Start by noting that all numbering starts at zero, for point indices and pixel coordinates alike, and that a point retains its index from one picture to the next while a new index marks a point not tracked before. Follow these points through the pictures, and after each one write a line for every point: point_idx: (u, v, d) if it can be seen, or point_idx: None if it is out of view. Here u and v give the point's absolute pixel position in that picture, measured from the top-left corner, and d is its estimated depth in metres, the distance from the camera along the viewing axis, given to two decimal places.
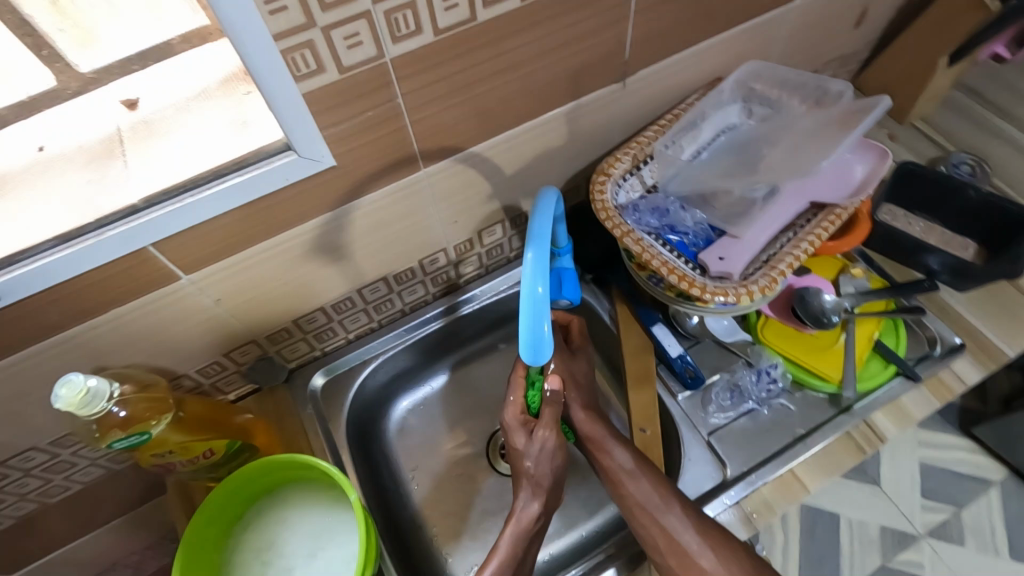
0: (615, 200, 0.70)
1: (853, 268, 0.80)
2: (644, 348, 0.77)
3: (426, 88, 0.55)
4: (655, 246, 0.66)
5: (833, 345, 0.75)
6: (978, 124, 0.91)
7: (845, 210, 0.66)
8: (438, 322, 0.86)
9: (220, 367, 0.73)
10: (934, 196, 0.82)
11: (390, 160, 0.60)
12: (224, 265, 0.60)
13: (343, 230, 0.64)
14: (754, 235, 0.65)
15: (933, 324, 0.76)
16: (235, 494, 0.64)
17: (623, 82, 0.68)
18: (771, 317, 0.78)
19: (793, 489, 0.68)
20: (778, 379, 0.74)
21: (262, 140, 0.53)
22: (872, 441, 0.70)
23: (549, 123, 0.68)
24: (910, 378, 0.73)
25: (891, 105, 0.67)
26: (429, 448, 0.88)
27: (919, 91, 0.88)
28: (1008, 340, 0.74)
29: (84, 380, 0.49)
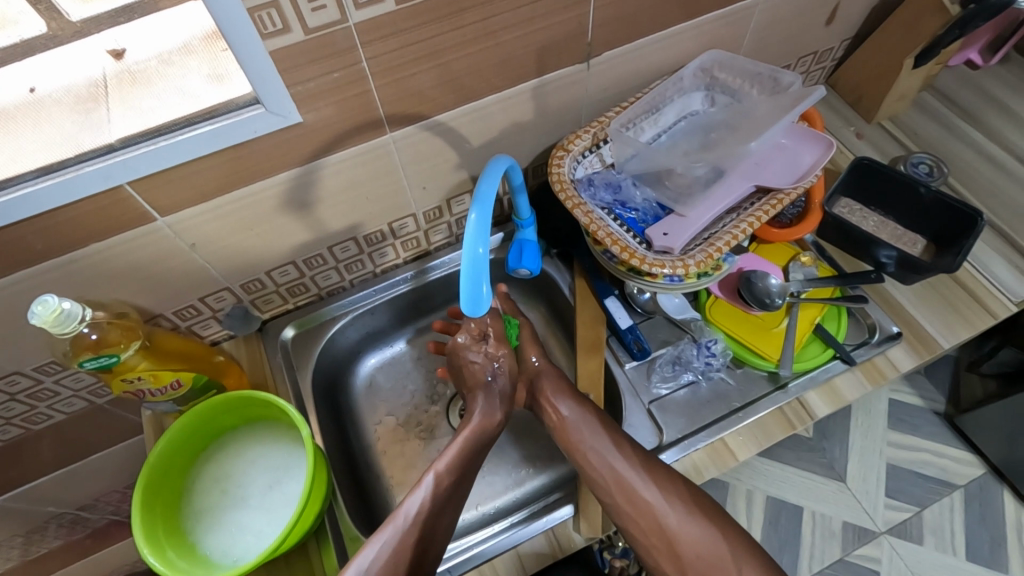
0: (572, 174, 0.74)
1: (803, 256, 0.83)
2: (596, 319, 0.82)
3: (390, 54, 0.59)
4: (604, 220, 0.70)
5: (776, 327, 0.79)
6: (945, 127, 0.94)
7: (789, 194, 0.69)
8: (407, 285, 0.91)
9: (196, 311, 0.77)
10: (888, 192, 0.85)
11: (359, 120, 0.64)
12: (199, 210, 0.64)
13: (313, 186, 0.69)
14: (698, 214, 0.70)
15: (874, 313, 0.80)
16: (197, 427, 0.69)
17: (588, 63, 0.72)
18: (720, 298, 0.82)
19: (723, 457, 0.72)
20: (717, 355, 0.78)
21: (233, 93, 0.57)
22: (803, 418, 0.74)
23: (516, 97, 0.71)
24: (846, 362, 0.76)
25: (825, 94, 0.70)
26: (394, 404, 0.93)
27: (887, 91, 0.91)
28: (944, 333, 0.78)
29: (58, 302, 0.54)
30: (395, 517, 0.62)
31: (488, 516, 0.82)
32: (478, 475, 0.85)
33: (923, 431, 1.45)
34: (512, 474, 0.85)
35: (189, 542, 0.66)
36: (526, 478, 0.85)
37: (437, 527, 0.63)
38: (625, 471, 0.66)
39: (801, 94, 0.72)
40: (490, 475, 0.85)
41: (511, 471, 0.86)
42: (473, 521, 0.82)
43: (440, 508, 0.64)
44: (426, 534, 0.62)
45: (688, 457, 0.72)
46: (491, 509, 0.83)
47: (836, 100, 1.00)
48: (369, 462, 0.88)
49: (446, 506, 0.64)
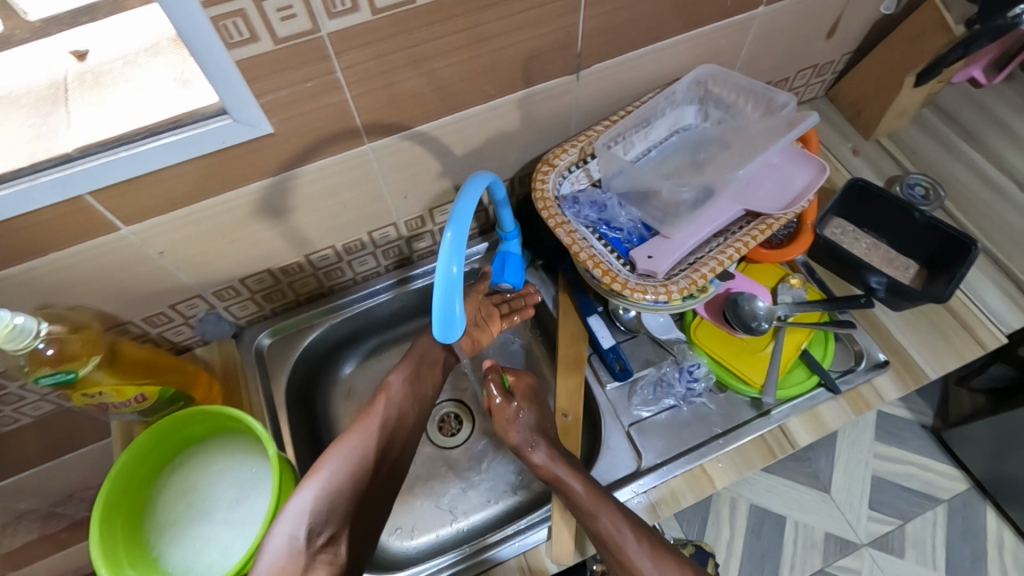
0: (557, 190, 0.71)
1: (792, 277, 0.81)
2: (579, 337, 0.80)
3: (367, 63, 0.56)
4: (587, 240, 0.67)
5: (761, 351, 0.77)
6: (944, 145, 0.92)
7: (778, 220, 0.67)
8: (387, 295, 0.89)
9: (167, 318, 0.75)
10: (881, 214, 0.83)
11: (336, 130, 0.62)
12: (167, 219, 0.62)
13: (287, 194, 0.66)
14: (684, 237, 0.67)
15: (862, 339, 0.78)
16: (162, 440, 0.67)
17: (577, 75, 0.69)
18: (706, 319, 0.80)
19: (701, 484, 0.71)
20: (700, 379, 0.77)
21: (199, 101, 0.54)
22: (784, 446, 0.72)
23: (502, 108, 0.69)
24: (831, 390, 0.75)
25: (817, 121, 0.67)
26: None
27: (887, 107, 0.89)
28: (932, 362, 0.76)
29: (11, 317, 0.52)
30: (373, 409, 0.71)
31: (464, 532, 0.81)
32: (455, 489, 0.84)
33: (908, 444, 1.45)
34: (491, 488, 0.84)
35: (152, 557, 0.64)
36: (504, 493, 0.83)
37: (406, 422, 0.73)
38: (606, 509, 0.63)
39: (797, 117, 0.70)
40: (468, 489, 0.84)
41: (489, 485, 0.84)
42: (448, 536, 0.81)
43: (403, 406, 0.73)
44: (395, 425, 0.71)
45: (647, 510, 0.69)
46: (467, 523, 0.81)
47: (834, 114, 0.97)
48: None
49: (408, 406, 0.74)
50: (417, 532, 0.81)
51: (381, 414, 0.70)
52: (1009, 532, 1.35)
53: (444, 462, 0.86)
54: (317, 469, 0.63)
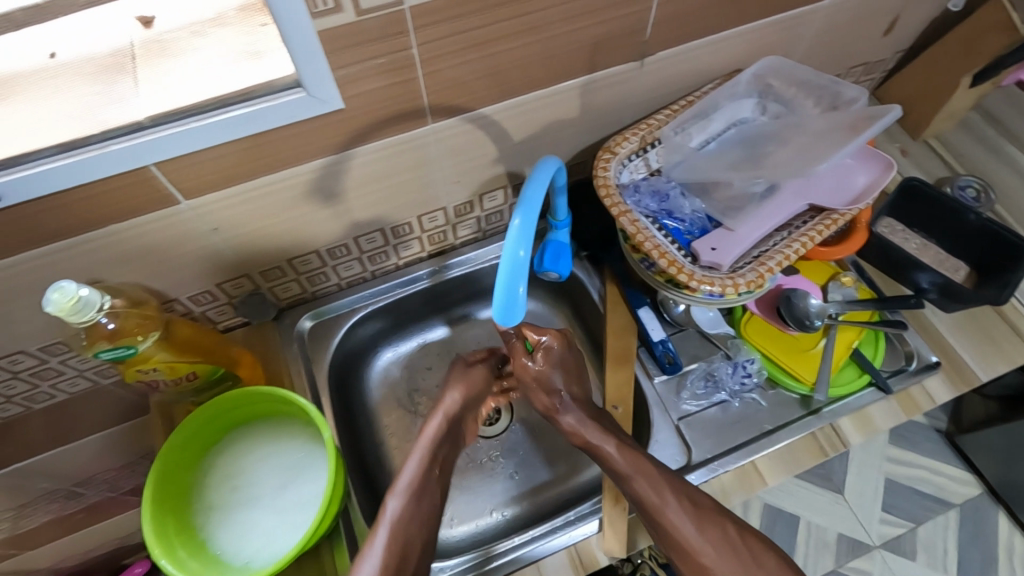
0: (618, 178, 0.70)
1: (844, 276, 0.80)
2: (627, 328, 0.79)
3: (442, 40, 0.55)
4: (650, 229, 0.66)
5: (812, 348, 0.76)
6: (991, 149, 0.92)
7: (843, 216, 0.66)
8: (427, 282, 0.87)
9: (212, 297, 0.74)
10: (933, 215, 0.82)
11: (401, 109, 0.60)
12: (224, 195, 0.60)
13: (343, 174, 0.65)
14: (748, 231, 0.66)
15: (913, 340, 0.78)
16: (212, 419, 0.65)
17: (642, 62, 0.68)
18: (756, 314, 0.79)
19: (752, 482, 0.70)
20: (752, 375, 0.76)
21: (274, 72, 0.52)
22: (835, 445, 0.72)
23: (564, 93, 0.68)
24: (882, 390, 0.74)
25: (902, 115, 0.65)
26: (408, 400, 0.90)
27: (937, 109, 0.88)
28: (983, 364, 0.76)
29: (76, 289, 0.50)
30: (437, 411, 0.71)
31: (505, 524, 0.80)
32: (492, 480, 0.83)
33: (924, 449, 1.46)
34: (528, 479, 0.83)
35: (201, 539, 0.63)
36: (542, 484, 0.83)
37: (461, 422, 0.73)
38: (629, 476, 0.64)
39: (876, 112, 0.68)
40: (506, 480, 0.83)
41: (526, 477, 0.83)
42: (487, 527, 0.80)
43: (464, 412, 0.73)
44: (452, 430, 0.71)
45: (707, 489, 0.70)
46: (505, 513, 0.81)
47: None
48: (383, 460, 0.85)
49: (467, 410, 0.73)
50: (455, 522, 0.80)
51: (444, 415, 0.70)
52: (1020, 537, 1.36)
53: (480, 453, 0.85)
54: (399, 480, 0.65)
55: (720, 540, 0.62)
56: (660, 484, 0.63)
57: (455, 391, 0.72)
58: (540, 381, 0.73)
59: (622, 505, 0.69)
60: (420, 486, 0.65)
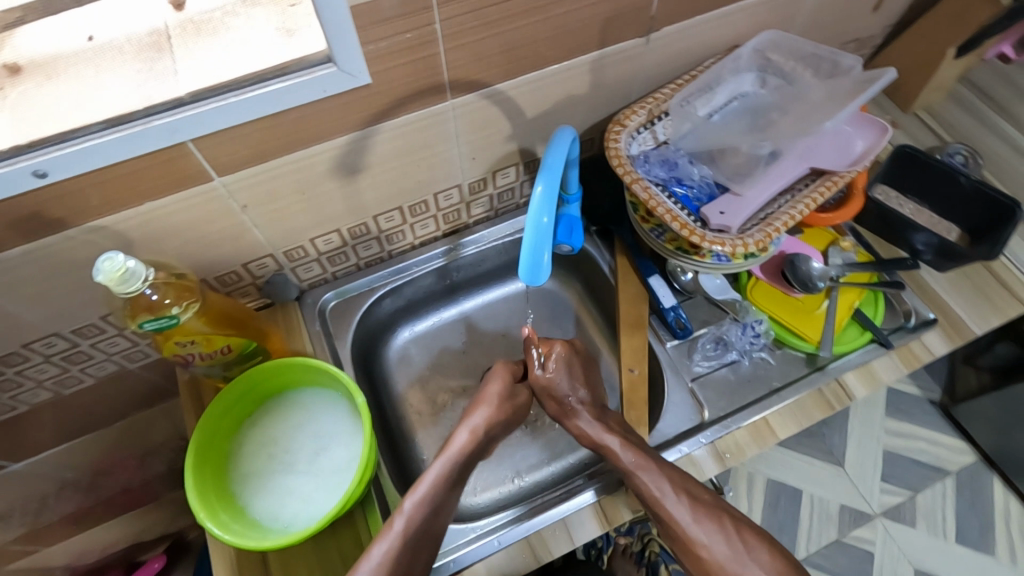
0: (628, 150, 0.73)
1: (843, 241, 0.84)
2: (639, 297, 0.82)
3: (462, 17, 0.58)
4: (661, 196, 0.70)
5: (816, 309, 0.80)
6: (979, 118, 0.96)
7: (843, 177, 0.69)
8: (442, 260, 0.89)
9: (237, 277, 0.76)
10: (926, 180, 0.86)
11: (422, 86, 0.63)
12: (254, 171, 0.62)
13: (365, 151, 0.67)
14: (755, 194, 0.69)
15: (910, 299, 0.81)
16: (246, 390, 0.68)
17: (648, 38, 0.71)
18: (762, 279, 0.83)
19: (765, 436, 0.73)
20: (761, 335, 0.79)
21: (305, 49, 0.55)
22: (841, 398, 0.75)
23: (574, 69, 0.71)
24: (883, 346, 0.78)
25: (896, 77, 0.69)
26: (427, 378, 0.92)
27: (927, 80, 0.92)
28: (977, 320, 0.79)
29: (123, 260, 0.52)
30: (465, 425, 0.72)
31: (527, 490, 0.83)
32: (512, 450, 0.86)
33: (921, 420, 1.50)
34: (547, 449, 0.86)
35: (240, 505, 0.65)
36: (560, 452, 0.86)
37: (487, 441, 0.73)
38: (636, 470, 0.66)
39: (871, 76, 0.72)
40: (526, 449, 0.86)
41: (545, 446, 0.86)
42: (509, 495, 0.83)
43: (491, 431, 0.73)
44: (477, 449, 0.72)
45: (715, 447, 0.72)
46: (526, 480, 0.83)
47: None
48: (406, 434, 0.87)
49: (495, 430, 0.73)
50: (478, 490, 0.83)
51: (471, 430, 0.71)
52: (1014, 501, 1.41)
53: None
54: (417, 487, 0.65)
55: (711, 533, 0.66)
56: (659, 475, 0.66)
57: (490, 405, 0.73)
58: (550, 389, 0.75)
59: None
60: (434, 493, 0.65)
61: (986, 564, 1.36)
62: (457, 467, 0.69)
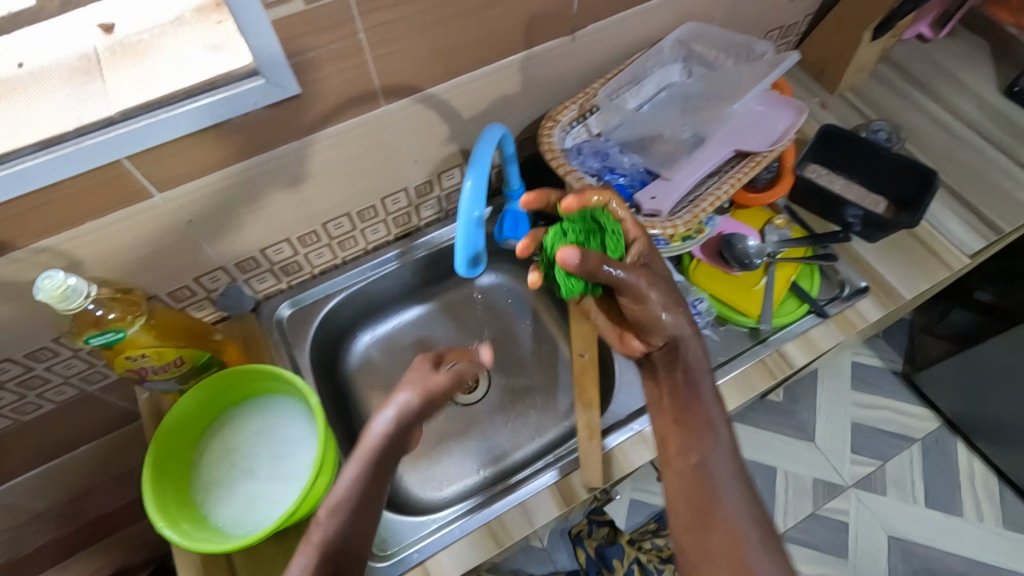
0: (562, 144, 0.76)
1: (777, 219, 0.88)
2: None
3: (385, 26, 0.60)
4: (595, 185, 0.73)
5: (755, 286, 0.83)
6: (899, 95, 1.02)
7: (766, 157, 0.73)
8: (395, 263, 0.91)
9: (190, 292, 0.77)
10: (852, 156, 0.90)
11: (354, 94, 0.65)
12: (195, 186, 0.64)
13: (305, 161, 0.69)
14: (683, 178, 0.73)
15: (843, 269, 0.86)
16: (203, 404, 0.69)
17: (573, 36, 0.74)
18: (702, 260, 0.86)
19: None
20: (703, 313, 0.81)
21: (232, 64, 0.57)
22: (782, 368, 0.79)
23: (505, 70, 0.73)
24: (819, 315, 0.82)
25: (797, 60, 0.74)
26: (391, 380, 0.93)
27: (847, 63, 0.97)
28: (906, 285, 0.84)
29: (64, 278, 0.54)
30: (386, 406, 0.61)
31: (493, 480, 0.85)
32: (477, 443, 0.88)
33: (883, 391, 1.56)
34: (511, 439, 0.88)
35: (201, 514, 0.66)
36: (524, 441, 0.88)
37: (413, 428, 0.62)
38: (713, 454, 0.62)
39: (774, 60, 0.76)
40: (491, 440, 0.88)
41: (509, 436, 0.88)
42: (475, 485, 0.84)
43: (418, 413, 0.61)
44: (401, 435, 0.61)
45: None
46: (492, 470, 0.85)
47: (800, 73, 1.05)
48: None
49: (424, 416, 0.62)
50: (445, 484, 0.84)
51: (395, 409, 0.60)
52: (978, 463, 1.48)
53: (465, 420, 0.90)
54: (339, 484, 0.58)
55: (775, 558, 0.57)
56: (716, 496, 0.60)
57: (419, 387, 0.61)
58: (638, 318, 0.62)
59: (597, 441, 0.72)
60: (354, 491, 0.58)
61: (953, 525, 1.41)
62: (376, 463, 0.59)
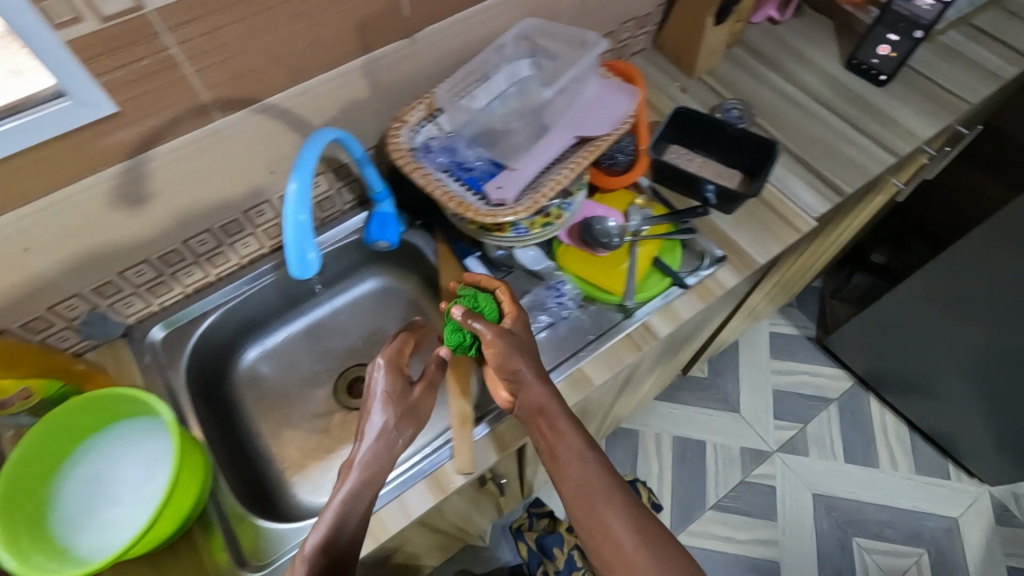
0: (411, 143, 0.78)
1: (638, 200, 0.91)
2: (459, 279, 0.87)
3: (199, 39, 0.61)
4: (444, 181, 0.75)
5: (619, 266, 0.86)
6: (751, 74, 1.08)
7: (603, 141, 0.77)
8: (273, 275, 0.91)
9: (48, 322, 0.75)
10: (703, 134, 0.95)
11: (183, 108, 0.65)
12: (22, 213, 0.63)
13: (145, 179, 0.69)
14: (527, 167, 0.76)
15: (702, 241, 0.90)
16: (51, 439, 0.67)
17: (412, 38, 0.76)
18: (569, 245, 0.89)
19: (581, 384, 0.80)
20: (567, 295, 0.86)
21: (36, 87, 0.57)
22: (647, 339, 0.83)
23: (347, 75, 0.75)
24: (680, 286, 0.86)
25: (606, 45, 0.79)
26: (281, 393, 0.93)
27: (698, 48, 1.03)
28: (759, 250, 0.89)
29: None
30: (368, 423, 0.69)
31: None
32: None
33: None
34: None
35: (61, 546, 0.65)
36: None
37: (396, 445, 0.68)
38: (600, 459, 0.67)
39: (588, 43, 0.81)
40: None
41: None
42: None
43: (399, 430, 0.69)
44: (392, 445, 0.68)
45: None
46: None
47: (662, 60, 1.10)
48: (262, 452, 0.87)
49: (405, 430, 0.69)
50: None
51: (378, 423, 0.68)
52: (889, 415, 1.72)
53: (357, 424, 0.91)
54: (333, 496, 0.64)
55: (667, 565, 0.61)
56: (598, 503, 0.65)
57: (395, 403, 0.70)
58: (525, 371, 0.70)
59: (467, 427, 0.75)
60: (346, 499, 0.63)
61: (869, 475, 1.64)
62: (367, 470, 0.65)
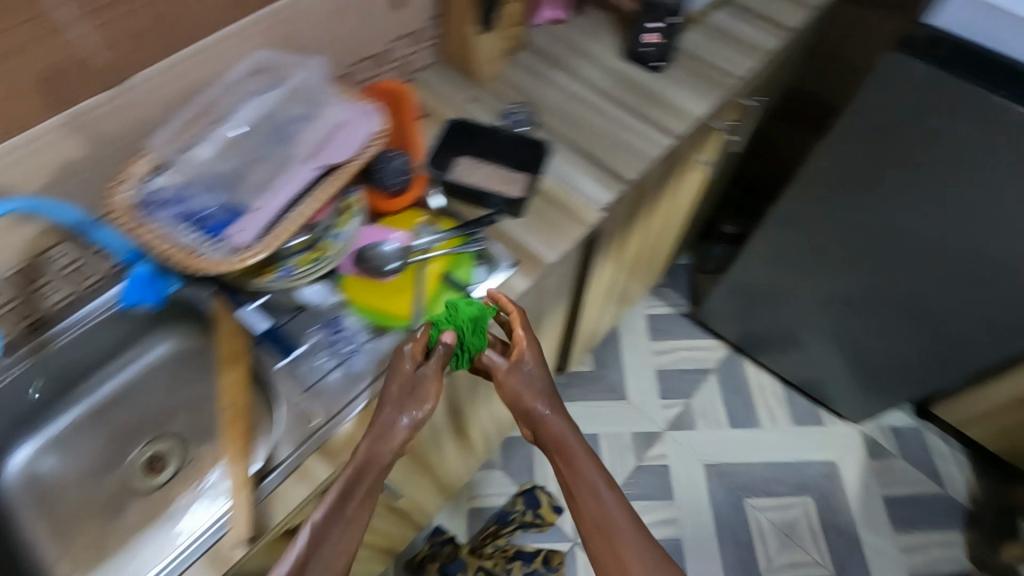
0: (137, 198, 0.72)
1: (423, 217, 0.91)
2: (237, 329, 0.80)
3: None
4: (179, 235, 0.71)
5: (406, 288, 0.85)
6: (535, 74, 1.08)
7: (349, 168, 0.75)
8: (25, 365, 0.81)
9: None
10: (485, 143, 0.97)
11: None
12: None
13: None
14: (268, 206, 0.72)
15: (492, 249, 0.89)
16: None
17: (117, 87, 0.72)
18: (353, 274, 0.85)
19: (373, 418, 0.77)
20: (352, 328, 0.82)
21: None
22: None
23: (44, 135, 0.69)
24: (471, 300, 0.85)
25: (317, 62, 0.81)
26: (63, 489, 0.84)
27: (473, 56, 1.02)
28: (547, 248, 0.89)
29: None
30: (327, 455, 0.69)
31: None
32: (166, 524, 0.81)
33: None
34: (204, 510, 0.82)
35: None
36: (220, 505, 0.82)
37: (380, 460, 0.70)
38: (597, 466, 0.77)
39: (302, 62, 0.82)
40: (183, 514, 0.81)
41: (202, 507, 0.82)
42: None
43: (381, 448, 0.70)
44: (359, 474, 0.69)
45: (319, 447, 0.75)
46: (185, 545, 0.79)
47: (447, 67, 1.06)
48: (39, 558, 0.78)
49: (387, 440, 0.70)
50: None
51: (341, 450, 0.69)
52: (765, 374, 1.79)
53: (154, 505, 0.83)
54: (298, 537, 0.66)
55: (643, 550, 0.72)
56: (601, 509, 0.75)
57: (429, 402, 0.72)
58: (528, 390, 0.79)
59: (247, 488, 0.69)
60: (316, 533, 0.66)
61: (754, 436, 1.69)
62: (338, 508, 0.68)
